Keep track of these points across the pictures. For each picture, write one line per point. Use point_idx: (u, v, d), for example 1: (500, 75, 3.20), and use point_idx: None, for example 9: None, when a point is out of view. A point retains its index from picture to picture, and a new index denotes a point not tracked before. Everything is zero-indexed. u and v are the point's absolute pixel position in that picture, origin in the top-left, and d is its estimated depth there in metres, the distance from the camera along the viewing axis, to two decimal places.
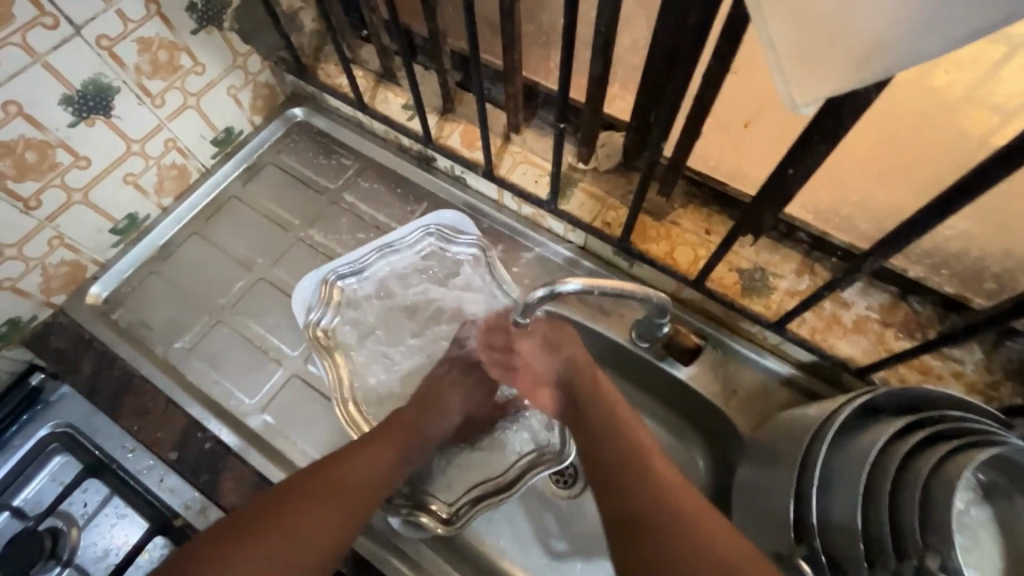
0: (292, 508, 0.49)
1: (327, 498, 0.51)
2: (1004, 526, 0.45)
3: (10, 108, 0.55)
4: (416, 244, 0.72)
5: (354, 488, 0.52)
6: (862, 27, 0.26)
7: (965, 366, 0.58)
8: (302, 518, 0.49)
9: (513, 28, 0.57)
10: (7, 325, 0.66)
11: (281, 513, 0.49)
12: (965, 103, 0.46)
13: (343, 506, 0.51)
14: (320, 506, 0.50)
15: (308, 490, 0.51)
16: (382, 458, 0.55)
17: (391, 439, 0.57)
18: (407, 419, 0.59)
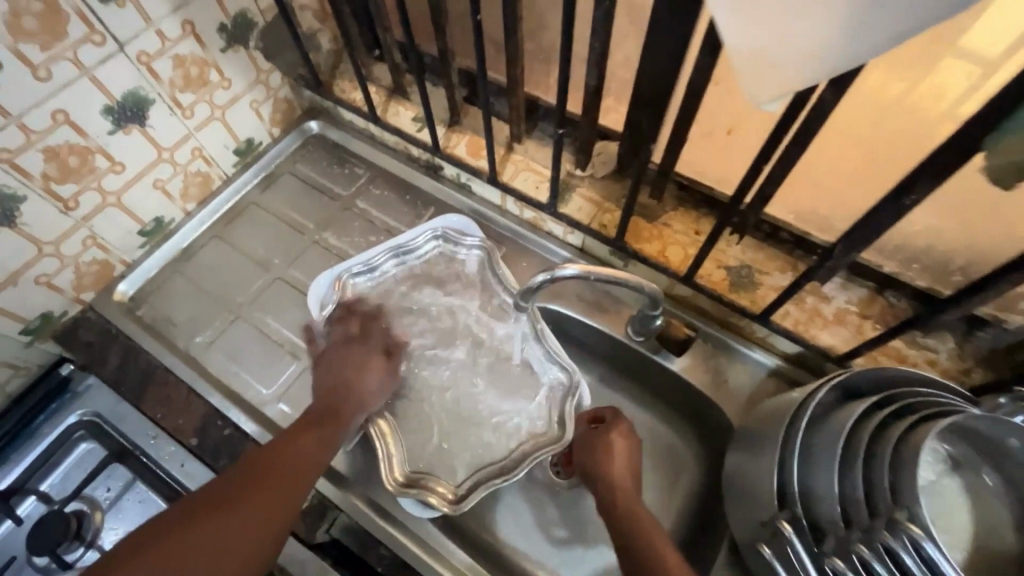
0: (234, 500, 0.51)
1: (265, 486, 0.53)
2: (973, 495, 0.49)
3: (59, 116, 0.60)
4: (422, 247, 0.76)
5: (291, 473, 0.55)
6: (809, 36, 0.31)
7: (939, 354, 0.63)
8: (243, 508, 0.51)
9: (516, 46, 0.63)
10: (41, 319, 0.70)
11: (219, 504, 0.51)
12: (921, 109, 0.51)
13: (283, 491, 0.53)
14: (260, 492, 0.52)
15: (247, 479, 0.53)
16: (312, 443, 0.58)
17: (318, 425, 0.60)
18: (330, 408, 0.62)
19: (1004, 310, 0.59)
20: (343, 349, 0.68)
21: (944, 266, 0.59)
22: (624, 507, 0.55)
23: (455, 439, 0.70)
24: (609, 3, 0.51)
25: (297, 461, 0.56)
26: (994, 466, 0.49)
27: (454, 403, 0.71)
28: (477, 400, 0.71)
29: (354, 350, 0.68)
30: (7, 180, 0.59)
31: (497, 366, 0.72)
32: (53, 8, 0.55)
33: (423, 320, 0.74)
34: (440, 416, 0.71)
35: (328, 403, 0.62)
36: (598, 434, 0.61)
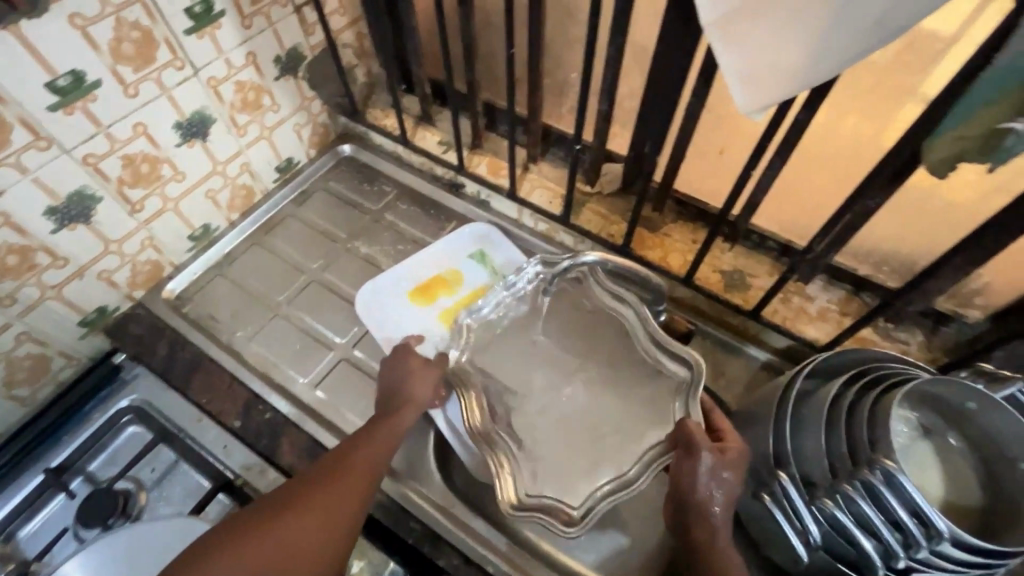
0: (271, 521, 0.52)
1: (305, 512, 0.53)
2: (942, 456, 0.57)
3: (139, 129, 0.69)
4: (521, 282, 0.76)
5: (343, 494, 0.55)
6: (783, 63, 0.41)
7: (909, 346, 0.71)
8: (280, 531, 0.51)
9: (538, 78, 0.73)
10: (97, 311, 0.76)
11: (273, 512, 0.53)
12: (875, 142, 0.61)
13: (334, 514, 0.54)
14: (298, 516, 0.53)
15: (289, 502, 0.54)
16: (358, 474, 0.57)
17: (365, 454, 0.59)
18: (374, 432, 0.61)
19: (963, 305, 0.67)
20: (404, 359, 0.68)
21: (910, 267, 0.68)
22: (715, 538, 0.54)
23: (574, 459, 0.69)
24: (620, 42, 0.62)
25: (342, 490, 0.55)
26: (958, 430, 0.56)
27: (567, 423, 0.71)
28: (602, 418, 0.71)
29: (419, 383, 0.66)
30: (89, 182, 0.67)
31: (611, 382, 0.74)
32: (147, 36, 0.64)
33: (532, 349, 0.76)
34: (566, 441, 0.70)
35: (374, 427, 0.61)
36: (701, 455, 0.55)
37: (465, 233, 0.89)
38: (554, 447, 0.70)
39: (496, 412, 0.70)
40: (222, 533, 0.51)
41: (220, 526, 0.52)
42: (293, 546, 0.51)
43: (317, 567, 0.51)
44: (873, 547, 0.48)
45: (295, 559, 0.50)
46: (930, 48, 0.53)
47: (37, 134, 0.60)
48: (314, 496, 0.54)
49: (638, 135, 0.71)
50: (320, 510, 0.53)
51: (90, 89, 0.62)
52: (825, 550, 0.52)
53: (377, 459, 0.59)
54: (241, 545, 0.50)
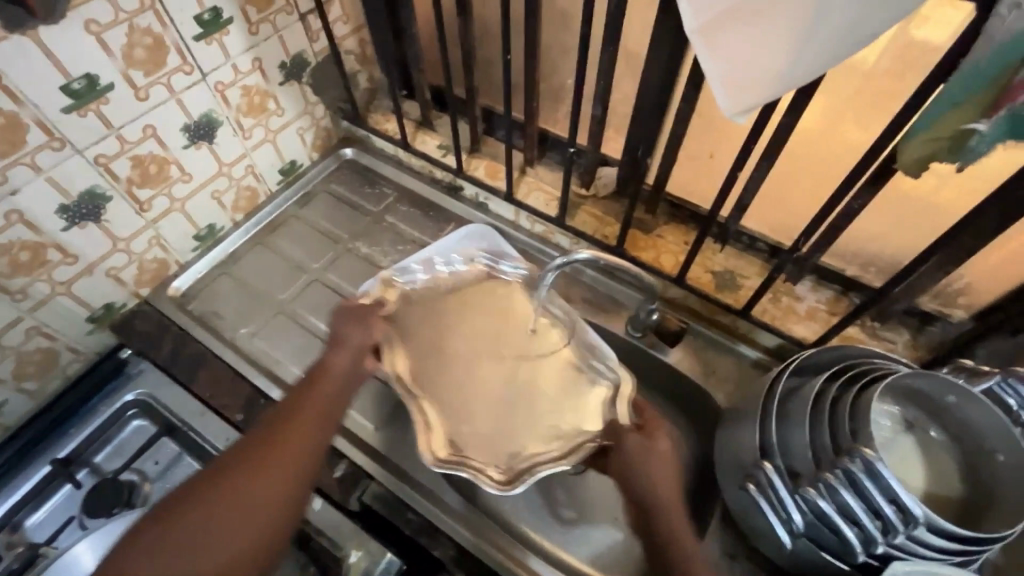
0: (224, 480, 0.55)
1: (262, 462, 0.56)
2: (924, 449, 0.59)
3: (148, 130, 0.71)
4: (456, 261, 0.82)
5: (297, 441, 0.59)
6: (762, 68, 0.43)
7: (897, 344, 0.73)
8: (241, 493, 0.54)
9: (534, 83, 0.76)
10: (104, 308, 0.78)
11: (232, 469, 0.56)
12: (859, 146, 0.64)
13: (291, 459, 0.57)
14: (251, 473, 0.56)
15: (247, 463, 0.57)
16: (308, 421, 0.61)
17: (315, 409, 0.62)
18: (317, 389, 0.65)
19: (947, 305, 0.69)
20: (349, 317, 0.73)
21: (895, 267, 0.70)
22: (666, 520, 0.58)
23: (509, 428, 0.74)
24: (613, 50, 0.64)
25: (294, 438, 0.59)
26: (939, 423, 0.58)
27: (484, 387, 0.77)
28: (532, 395, 0.76)
29: (359, 330, 0.72)
30: (99, 182, 0.69)
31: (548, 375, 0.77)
32: (158, 42, 0.67)
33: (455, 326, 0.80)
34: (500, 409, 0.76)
35: (316, 383, 0.65)
36: (626, 438, 0.65)
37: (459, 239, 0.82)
38: (483, 412, 0.75)
39: (420, 379, 0.77)
40: (185, 494, 0.54)
41: (184, 488, 0.55)
42: (248, 500, 0.54)
43: (280, 510, 0.55)
44: (855, 535, 0.49)
45: (260, 504, 0.54)
46: (919, 55, 0.55)
47: (52, 135, 0.62)
48: (269, 447, 0.58)
49: (631, 139, 0.74)
50: (273, 465, 0.56)
51: (103, 92, 0.64)
52: (808, 539, 0.54)
53: (328, 408, 0.63)
54: (206, 500, 0.54)
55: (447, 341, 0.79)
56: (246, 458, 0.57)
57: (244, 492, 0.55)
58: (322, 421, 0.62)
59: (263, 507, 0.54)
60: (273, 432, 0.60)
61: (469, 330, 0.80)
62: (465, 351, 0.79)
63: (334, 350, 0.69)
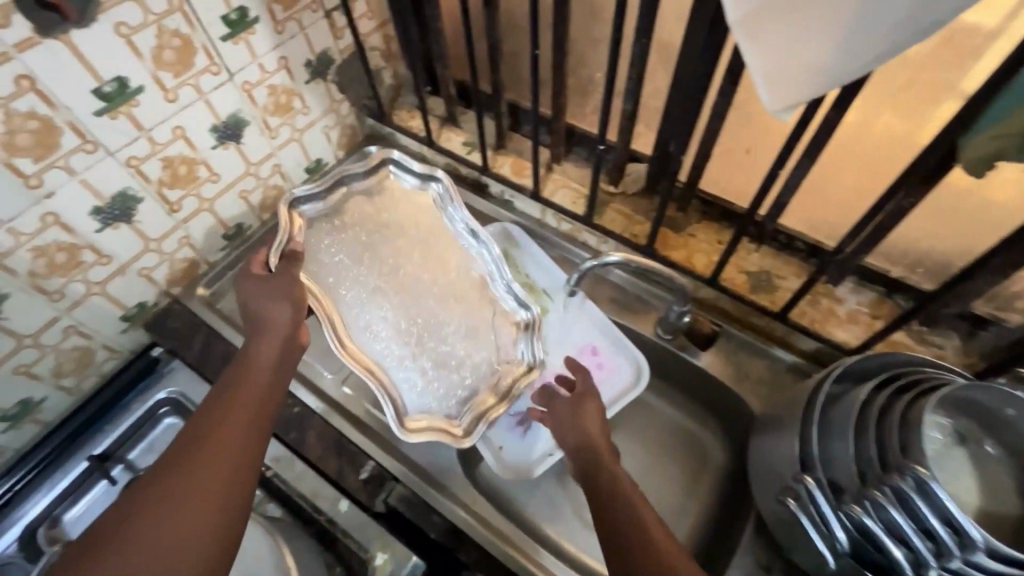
0: (165, 482, 0.46)
1: (207, 454, 0.49)
2: (978, 464, 0.55)
3: (178, 132, 0.71)
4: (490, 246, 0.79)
5: (240, 426, 0.52)
6: (813, 61, 0.41)
7: (945, 350, 0.69)
8: (190, 488, 0.46)
9: (563, 78, 0.74)
10: (137, 307, 0.80)
11: (172, 468, 0.47)
12: (908, 140, 0.60)
13: (239, 443, 0.51)
14: (196, 467, 0.47)
15: (184, 455, 0.48)
16: (249, 404, 0.54)
17: (254, 392, 0.56)
18: (251, 373, 0.58)
19: (1001, 309, 0.64)
20: (255, 285, 0.67)
21: (946, 268, 0.66)
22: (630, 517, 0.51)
23: (443, 373, 0.76)
24: (646, 43, 0.62)
25: (237, 424, 0.52)
26: (995, 436, 0.55)
27: (421, 335, 0.77)
28: (451, 340, 0.77)
29: (273, 305, 0.65)
30: (131, 183, 0.70)
31: (466, 318, 0.78)
32: (186, 43, 0.66)
33: (375, 275, 0.80)
34: (436, 354, 0.77)
35: (247, 368, 0.58)
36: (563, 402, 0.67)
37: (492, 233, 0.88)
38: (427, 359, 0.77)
39: (361, 328, 0.77)
40: (117, 511, 0.44)
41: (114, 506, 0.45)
42: (199, 493, 0.46)
43: (241, 497, 0.48)
44: (903, 556, 0.47)
45: (214, 495, 0.46)
46: (969, 42, 0.52)
47: (84, 137, 0.63)
48: (212, 436, 0.50)
49: (664, 135, 0.71)
50: (219, 454, 0.49)
51: (133, 94, 0.65)
52: (851, 557, 0.51)
53: (269, 392, 0.57)
54: (150, 505, 0.44)
55: (383, 286, 0.79)
56: (184, 450, 0.49)
57: (184, 485, 0.46)
58: (262, 404, 0.56)
59: (213, 497, 0.46)
60: (209, 420, 0.52)
61: (396, 277, 0.80)
62: (393, 296, 0.79)
63: (262, 331, 0.63)
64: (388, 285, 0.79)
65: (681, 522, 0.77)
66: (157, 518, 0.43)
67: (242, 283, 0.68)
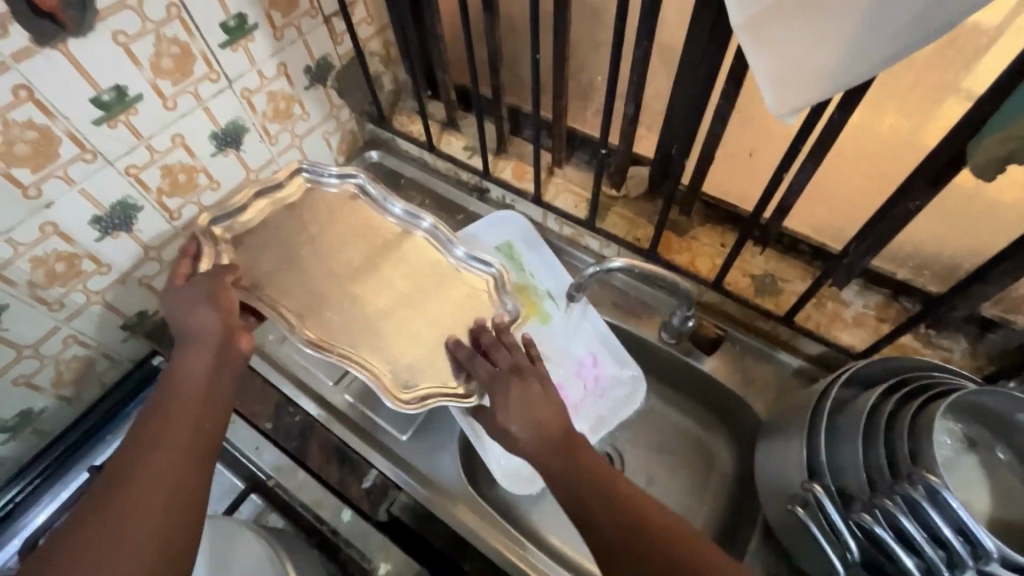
0: (106, 500, 0.45)
1: (148, 465, 0.47)
2: (989, 470, 0.54)
3: (177, 140, 0.71)
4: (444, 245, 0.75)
5: (182, 430, 0.50)
6: (817, 66, 0.40)
7: (953, 352, 0.68)
8: (134, 503, 0.44)
9: (564, 82, 0.73)
10: (138, 316, 0.79)
11: (114, 484, 0.46)
12: (907, 140, 0.62)
13: (182, 448, 0.49)
14: (139, 480, 0.46)
15: (116, 484, 0.46)
16: (190, 406, 0.52)
17: (189, 408, 0.52)
18: (188, 374, 0.55)
19: (1010, 311, 0.64)
20: (180, 293, 0.61)
21: (953, 270, 0.65)
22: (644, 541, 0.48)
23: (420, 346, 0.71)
24: (648, 46, 0.61)
25: (178, 429, 0.50)
26: (1006, 442, 0.54)
27: (395, 318, 0.72)
28: (419, 316, 0.72)
29: (200, 312, 0.60)
30: (131, 192, 0.69)
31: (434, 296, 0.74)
32: (185, 51, 0.66)
33: (328, 271, 0.73)
34: (413, 335, 0.71)
35: (184, 368, 0.55)
36: (528, 395, 0.58)
37: (493, 221, 0.85)
38: (406, 340, 0.71)
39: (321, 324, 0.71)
40: (64, 534, 0.43)
41: (60, 529, 0.44)
42: (146, 506, 0.44)
43: (192, 504, 0.46)
44: (915, 565, 0.46)
45: (163, 506, 0.45)
46: (974, 43, 0.55)
47: (83, 147, 0.62)
48: (151, 446, 0.48)
49: (666, 139, 0.70)
50: (163, 463, 0.47)
51: (132, 102, 0.64)
52: (862, 566, 0.51)
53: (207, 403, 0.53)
54: (95, 528, 0.43)
55: (349, 279, 0.73)
56: (116, 478, 0.46)
57: (119, 514, 0.44)
58: (201, 419, 0.52)
59: (159, 507, 0.45)
60: (140, 443, 0.49)
61: (361, 267, 0.74)
62: (359, 287, 0.73)
63: (190, 340, 0.58)
64: (350, 279, 0.73)
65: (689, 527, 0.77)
66: (93, 552, 0.42)
67: (172, 289, 0.62)
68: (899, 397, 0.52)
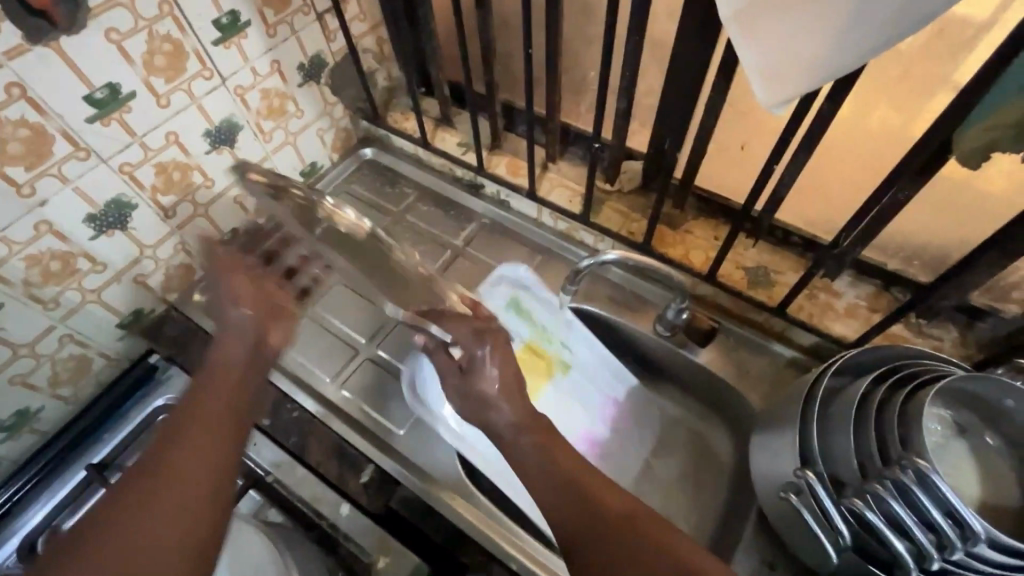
0: (141, 474, 0.45)
1: (180, 442, 0.48)
2: (978, 455, 0.55)
3: (171, 137, 0.71)
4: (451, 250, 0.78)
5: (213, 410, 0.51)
6: (804, 59, 0.41)
7: (943, 342, 0.69)
8: (165, 477, 0.45)
9: (556, 77, 0.73)
10: (133, 314, 0.79)
11: (148, 460, 0.47)
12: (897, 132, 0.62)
13: (215, 428, 0.50)
14: (173, 456, 0.47)
15: (147, 469, 0.46)
16: (222, 388, 0.54)
17: (220, 403, 0.52)
18: (222, 363, 0.57)
19: (999, 300, 0.65)
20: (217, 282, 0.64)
21: (942, 260, 0.66)
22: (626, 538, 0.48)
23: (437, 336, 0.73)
24: (639, 39, 0.61)
25: (211, 410, 0.51)
26: (995, 428, 0.55)
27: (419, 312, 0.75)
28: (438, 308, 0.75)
29: (237, 303, 0.62)
30: (125, 190, 0.69)
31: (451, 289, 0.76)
32: (177, 48, 0.66)
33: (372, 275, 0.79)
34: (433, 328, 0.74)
35: (218, 358, 0.57)
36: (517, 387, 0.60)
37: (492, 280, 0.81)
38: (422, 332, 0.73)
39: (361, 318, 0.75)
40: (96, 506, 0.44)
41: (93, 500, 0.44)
42: (178, 479, 0.45)
43: (223, 479, 0.47)
44: (905, 548, 0.47)
45: (193, 479, 0.46)
46: (961, 34, 0.55)
47: (77, 145, 0.62)
48: (184, 425, 0.49)
49: (658, 133, 0.71)
50: (196, 441, 0.48)
51: (125, 100, 0.64)
52: (854, 550, 0.52)
53: (235, 396, 0.54)
54: (126, 500, 0.44)
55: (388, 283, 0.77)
56: (147, 464, 0.46)
57: (151, 488, 0.44)
58: (234, 401, 0.53)
59: (191, 482, 0.46)
60: (171, 431, 0.49)
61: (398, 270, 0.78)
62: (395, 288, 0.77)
63: (224, 330, 0.60)
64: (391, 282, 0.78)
65: (686, 518, 0.77)
66: (127, 521, 0.42)
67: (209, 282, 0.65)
68: (888, 384, 0.53)
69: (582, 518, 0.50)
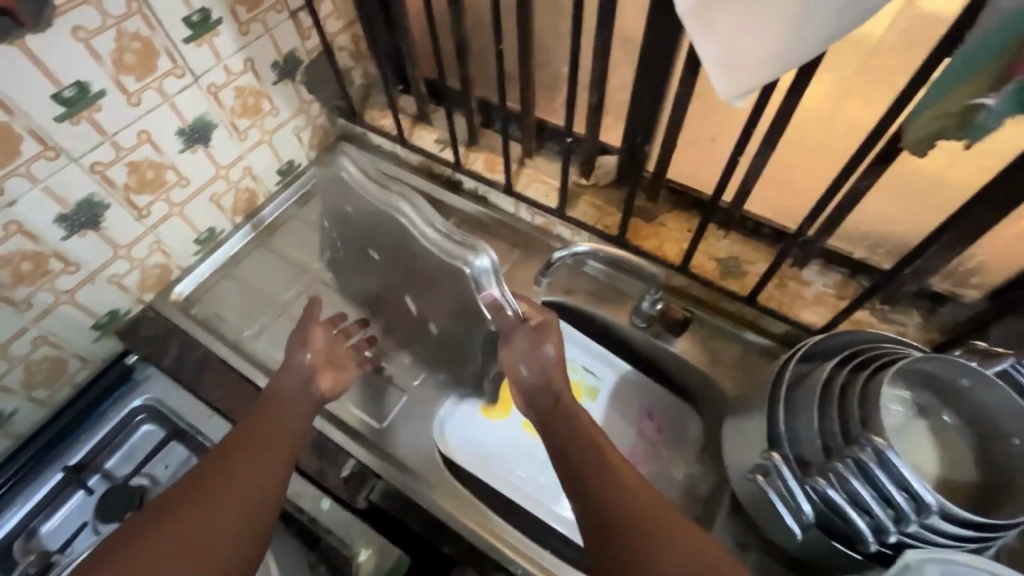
0: (191, 503, 0.50)
1: (231, 477, 0.53)
2: (935, 434, 0.58)
3: (143, 136, 0.71)
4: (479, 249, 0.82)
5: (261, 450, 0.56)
6: (760, 51, 0.42)
7: (908, 327, 0.71)
8: (213, 508, 0.50)
9: (529, 74, 0.74)
10: (108, 315, 0.79)
11: (200, 488, 0.52)
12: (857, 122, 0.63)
13: (262, 467, 0.55)
14: (222, 491, 0.52)
15: (205, 479, 0.53)
16: (269, 430, 0.59)
17: (268, 443, 0.58)
18: (274, 405, 0.62)
19: (959, 285, 0.66)
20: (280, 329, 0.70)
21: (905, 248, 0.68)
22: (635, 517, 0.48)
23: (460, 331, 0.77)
24: (607, 34, 0.62)
25: (261, 449, 0.56)
26: (952, 408, 0.57)
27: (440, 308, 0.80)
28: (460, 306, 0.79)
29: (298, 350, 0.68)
30: (97, 189, 0.69)
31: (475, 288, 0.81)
32: (147, 46, 0.66)
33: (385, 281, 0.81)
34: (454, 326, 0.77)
35: (274, 400, 0.62)
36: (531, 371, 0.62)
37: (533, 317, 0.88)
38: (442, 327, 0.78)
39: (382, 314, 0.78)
40: (141, 527, 0.49)
41: (137, 520, 0.49)
42: (226, 514, 0.50)
43: (260, 521, 0.52)
44: (865, 524, 0.48)
45: (236, 517, 0.51)
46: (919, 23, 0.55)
47: (46, 144, 0.62)
48: (235, 462, 0.55)
49: (629, 127, 0.72)
50: (245, 480, 0.53)
51: (94, 99, 0.64)
52: (818, 527, 0.53)
53: (281, 434, 0.59)
54: (174, 523, 0.48)
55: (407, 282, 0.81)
56: (206, 475, 0.53)
57: (198, 517, 0.49)
58: (279, 442, 0.58)
59: (235, 516, 0.50)
60: (222, 463, 0.55)
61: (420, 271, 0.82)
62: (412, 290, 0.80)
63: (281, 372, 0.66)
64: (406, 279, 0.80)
65: None
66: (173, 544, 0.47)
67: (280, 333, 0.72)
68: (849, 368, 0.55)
69: (613, 494, 0.50)
